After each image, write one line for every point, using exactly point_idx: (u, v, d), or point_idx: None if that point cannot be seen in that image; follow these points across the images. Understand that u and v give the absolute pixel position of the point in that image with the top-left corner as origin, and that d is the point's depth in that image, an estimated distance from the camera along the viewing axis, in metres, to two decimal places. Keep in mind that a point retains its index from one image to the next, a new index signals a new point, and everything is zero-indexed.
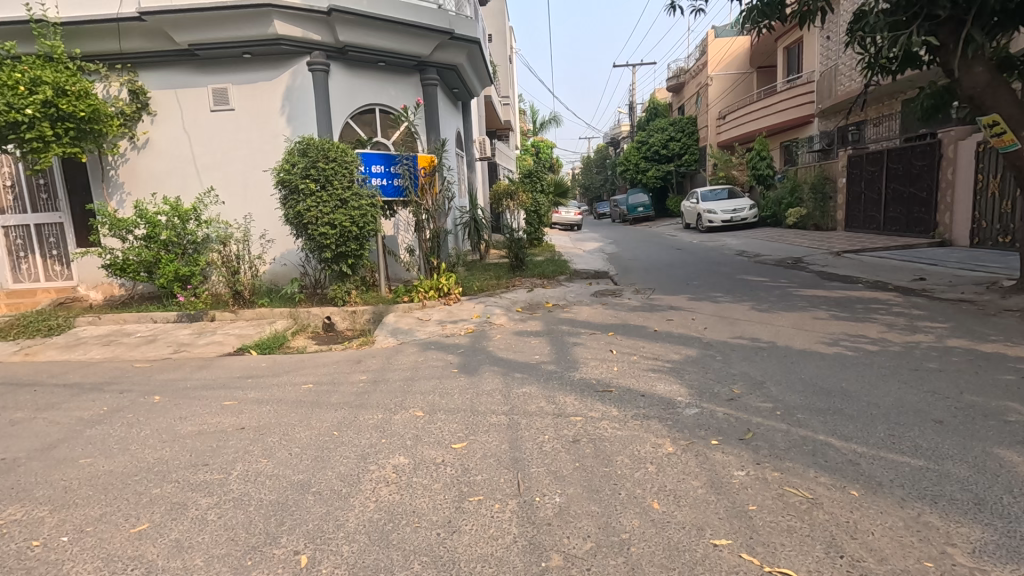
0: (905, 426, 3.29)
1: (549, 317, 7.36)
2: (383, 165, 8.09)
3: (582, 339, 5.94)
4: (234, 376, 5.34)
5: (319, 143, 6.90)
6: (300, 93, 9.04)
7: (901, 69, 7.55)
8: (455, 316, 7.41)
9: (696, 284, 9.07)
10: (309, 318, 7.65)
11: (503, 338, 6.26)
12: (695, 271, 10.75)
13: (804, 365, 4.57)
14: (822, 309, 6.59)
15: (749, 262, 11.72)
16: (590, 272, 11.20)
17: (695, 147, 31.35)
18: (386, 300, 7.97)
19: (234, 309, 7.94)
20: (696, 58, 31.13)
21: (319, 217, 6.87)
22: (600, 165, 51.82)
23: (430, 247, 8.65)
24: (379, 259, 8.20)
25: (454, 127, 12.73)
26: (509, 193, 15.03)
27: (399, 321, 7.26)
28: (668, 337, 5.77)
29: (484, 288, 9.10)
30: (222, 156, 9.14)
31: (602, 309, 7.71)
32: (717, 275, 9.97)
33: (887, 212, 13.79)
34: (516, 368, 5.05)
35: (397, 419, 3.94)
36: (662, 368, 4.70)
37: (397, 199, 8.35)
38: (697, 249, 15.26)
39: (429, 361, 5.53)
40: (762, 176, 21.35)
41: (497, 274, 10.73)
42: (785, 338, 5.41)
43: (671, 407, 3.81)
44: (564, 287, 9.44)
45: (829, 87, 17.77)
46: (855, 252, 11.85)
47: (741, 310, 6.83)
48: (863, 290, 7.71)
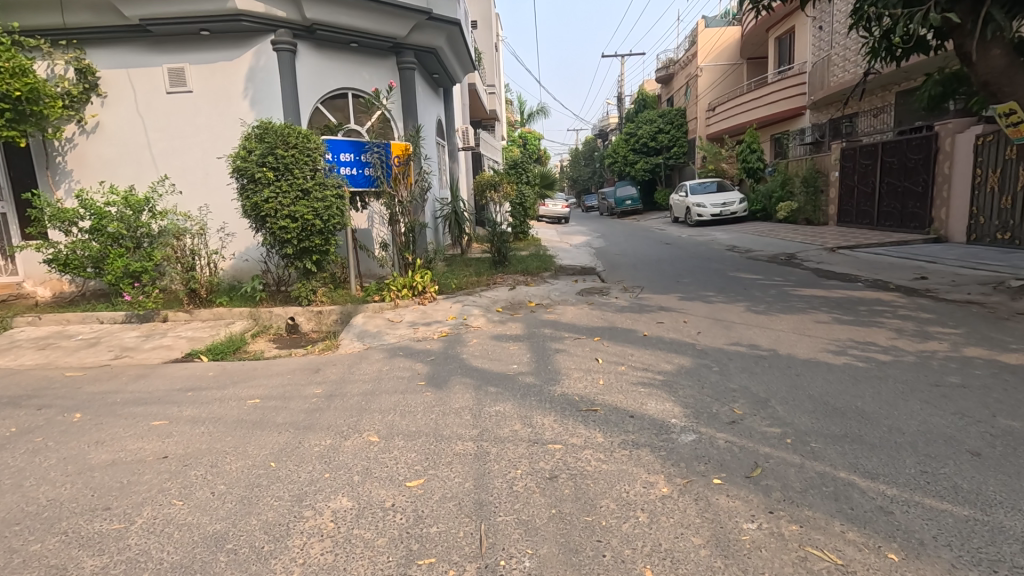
0: (938, 460, 2.81)
1: (530, 318, 6.82)
2: (352, 153, 7.47)
3: (566, 344, 5.42)
4: (174, 387, 4.74)
5: (279, 128, 6.26)
6: (264, 74, 8.37)
7: (907, 54, 7.07)
8: (429, 317, 6.84)
9: (687, 282, 8.59)
10: (271, 318, 7.05)
11: (479, 342, 5.71)
12: (686, 267, 10.27)
13: (811, 378, 4.09)
14: (823, 311, 6.12)
15: (741, 259, 11.26)
16: (576, 268, 10.67)
17: (684, 140, 30.92)
18: (355, 299, 7.36)
19: (188, 309, 7.30)
20: (685, 48, 30.61)
21: (278, 210, 6.25)
22: (587, 157, 51.31)
23: (404, 241, 8.07)
24: (349, 255, 7.59)
25: (434, 114, 12.12)
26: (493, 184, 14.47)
27: (368, 323, 6.68)
28: (659, 343, 5.27)
29: (463, 286, 8.53)
30: (179, 142, 8.45)
31: (588, 309, 7.19)
32: (708, 272, 9.49)
33: (881, 207, 13.42)
34: (490, 379, 4.51)
35: (347, 446, 3.39)
36: (652, 381, 4.21)
37: (368, 189, 7.74)
38: (687, 244, 14.79)
39: (395, 370, 4.97)
40: (752, 169, 20.92)
41: (478, 270, 10.16)
42: (786, 345, 4.93)
43: (664, 433, 3.31)
44: (549, 285, 8.89)
45: (821, 78, 17.34)
46: (850, 248, 11.45)
47: (736, 312, 6.34)
48: (863, 290, 7.27)
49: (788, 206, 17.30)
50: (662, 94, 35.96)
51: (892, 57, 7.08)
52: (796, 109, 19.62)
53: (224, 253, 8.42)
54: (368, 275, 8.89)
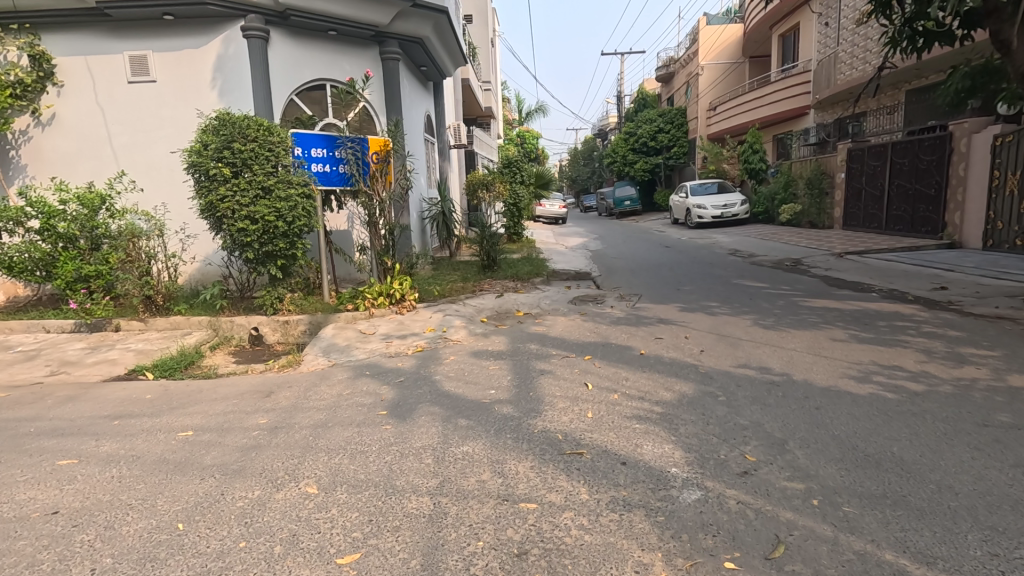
0: (1008, 536, 2.22)
1: (517, 331, 6.23)
2: (324, 149, 6.88)
3: (553, 364, 4.83)
4: (101, 413, 4.14)
5: (238, 120, 5.66)
6: (234, 63, 7.77)
7: (930, 45, 6.50)
8: (406, 329, 6.24)
9: (688, 290, 8.00)
10: (234, 329, 6.46)
11: (457, 360, 5.12)
12: (686, 273, 9.68)
13: (834, 412, 3.51)
14: (839, 327, 5.53)
15: (745, 264, 10.66)
16: (570, 273, 10.07)
17: (684, 140, 30.34)
18: (326, 308, 6.76)
19: (143, 318, 6.70)
20: (687, 46, 30.00)
21: (237, 210, 5.66)
22: (586, 157, 50.71)
23: (383, 245, 7.49)
24: (321, 259, 7.00)
25: (422, 110, 11.55)
26: (485, 184, 13.88)
27: (337, 335, 6.08)
28: (657, 363, 4.68)
29: (447, 293, 7.94)
30: (142, 136, 7.84)
31: (581, 321, 6.60)
32: (710, 279, 8.90)
33: (890, 210, 12.85)
34: (461, 408, 3.92)
35: (277, 500, 2.80)
36: (649, 414, 3.61)
37: (342, 188, 7.15)
38: (687, 247, 14.20)
39: (357, 394, 4.38)
40: (754, 170, 20.28)
41: (466, 275, 9.58)
42: (802, 369, 4.34)
43: (663, 488, 2.71)
44: (539, 292, 8.31)
45: (827, 76, 16.76)
46: (859, 254, 10.87)
47: (742, 327, 5.75)
48: (880, 302, 6.68)
49: (791, 208, 16.75)
50: (662, 93, 35.38)
51: (913, 48, 6.50)
52: (800, 108, 19.04)
53: (187, 256, 7.81)
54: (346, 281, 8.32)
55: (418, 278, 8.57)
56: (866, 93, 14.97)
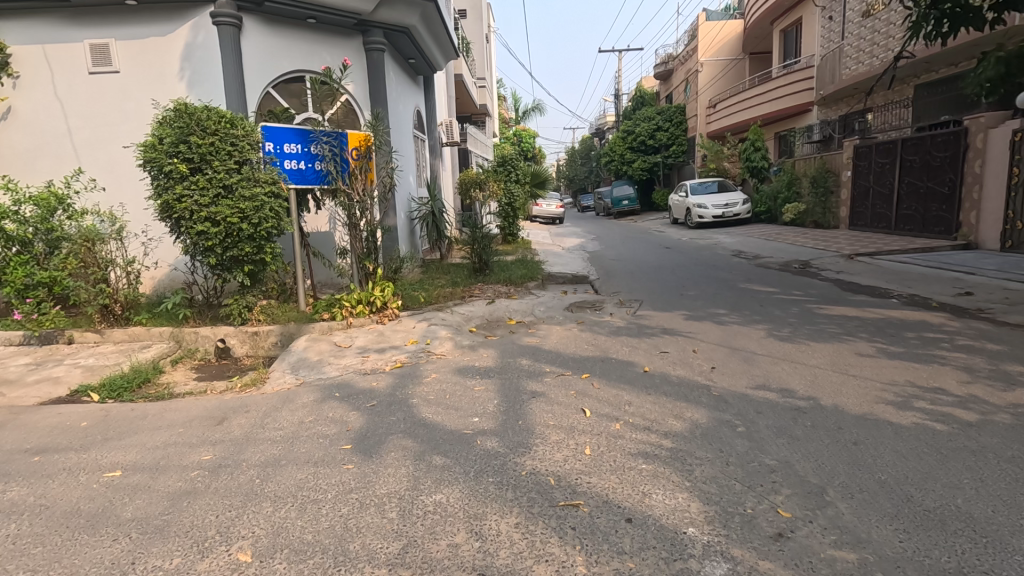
0: None
1: (508, 343, 5.69)
2: (298, 144, 6.34)
3: (545, 384, 4.28)
4: (23, 446, 3.58)
5: (197, 111, 5.09)
6: (204, 52, 7.21)
7: (956, 31, 6.00)
8: (386, 341, 5.68)
9: (692, 296, 7.47)
10: (198, 341, 5.90)
11: (439, 378, 4.57)
12: (689, 277, 9.15)
13: (876, 449, 2.97)
14: (863, 339, 5.00)
15: (750, 267, 10.14)
16: (566, 277, 9.53)
17: (684, 138, 29.81)
18: (300, 317, 6.20)
19: (98, 329, 6.12)
20: (686, 42, 29.48)
21: (195, 211, 5.10)
22: (584, 156, 50.11)
23: (364, 248, 6.95)
24: (295, 263, 6.45)
25: (411, 104, 11.01)
26: (478, 183, 13.31)
27: (309, 348, 5.53)
28: (662, 383, 4.14)
29: (435, 300, 7.38)
30: (104, 131, 7.27)
31: (578, 331, 6.06)
32: (715, 283, 8.37)
33: (900, 209, 12.34)
34: (438, 441, 3.37)
35: (199, 572, 2.25)
36: (657, 452, 3.07)
37: (319, 186, 6.58)
38: (689, 248, 13.67)
39: (322, 421, 3.83)
40: (756, 169, 19.71)
41: (455, 279, 9.03)
42: (829, 391, 3.81)
43: (680, 560, 2.16)
44: (533, 297, 7.78)
45: (832, 71, 16.25)
46: (870, 255, 10.36)
47: (755, 339, 5.21)
48: (902, 309, 6.16)
49: (795, 208, 16.15)
50: (661, 90, 34.85)
51: (939, 34, 5.97)
52: (804, 105, 18.54)
53: (148, 261, 7.17)
54: (326, 286, 7.76)
55: (403, 283, 8.00)
56: (880, 84, 14.38)
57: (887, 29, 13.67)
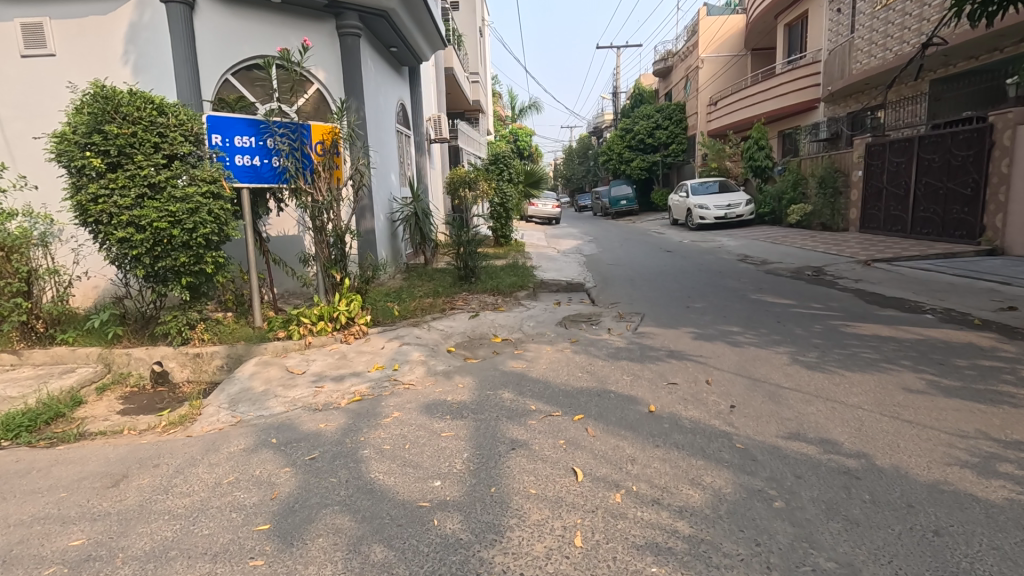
0: None
1: (489, 367, 4.90)
2: (251, 136, 5.54)
3: (529, 430, 3.50)
4: None
5: (118, 95, 4.28)
6: (151, 34, 6.41)
7: (1005, 8, 5.22)
8: (347, 367, 4.88)
9: (699, 310, 6.69)
10: (131, 365, 5.09)
11: (402, 419, 3.78)
12: (694, 286, 8.37)
13: (969, 545, 2.19)
14: (907, 368, 4.23)
15: (760, 274, 9.37)
16: (559, 284, 8.75)
17: (683, 137, 29.03)
18: (251, 337, 5.40)
19: (16, 350, 5.30)
20: (686, 38, 28.68)
21: (115, 214, 4.30)
22: (581, 155, 49.25)
23: (330, 256, 6.15)
24: (249, 274, 5.65)
25: (394, 98, 10.24)
26: (468, 182, 12.49)
27: (256, 376, 4.72)
28: (672, 430, 3.36)
29: (412, 312, 6.57)
30: (39, 122, 6.46)
31: (572, 352, 5.27)
32: (724, 293, 7.60)
33: (916, 211, 11.60)
34: (384, 520, 2.58)
35: None
36: (672, 546, 2.29)
37: (278, 185, 5.79)
38: (691, 252, 12.89)
39: (245, 481, 3.04)
40: (759, 168, 18.91)
41: (438, 287, 8.23)
42: (882, 446, 3.03)
43: None
44: (522, 310, 6.99)
45: (840, 66, 15.50)
46: (887, 261, 9.60)
47: (778, 367, 4.43)
48: (941, 328, 5.39)
49: (800, 210, 15.58)
50: (660, 88, 34.07)
51: (986, 12, 5.19)
52: (810, 102, 17.80)
53: (77, 271, 6.14)
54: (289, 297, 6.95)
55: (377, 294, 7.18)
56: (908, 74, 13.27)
57: (901, 21, 12.92)
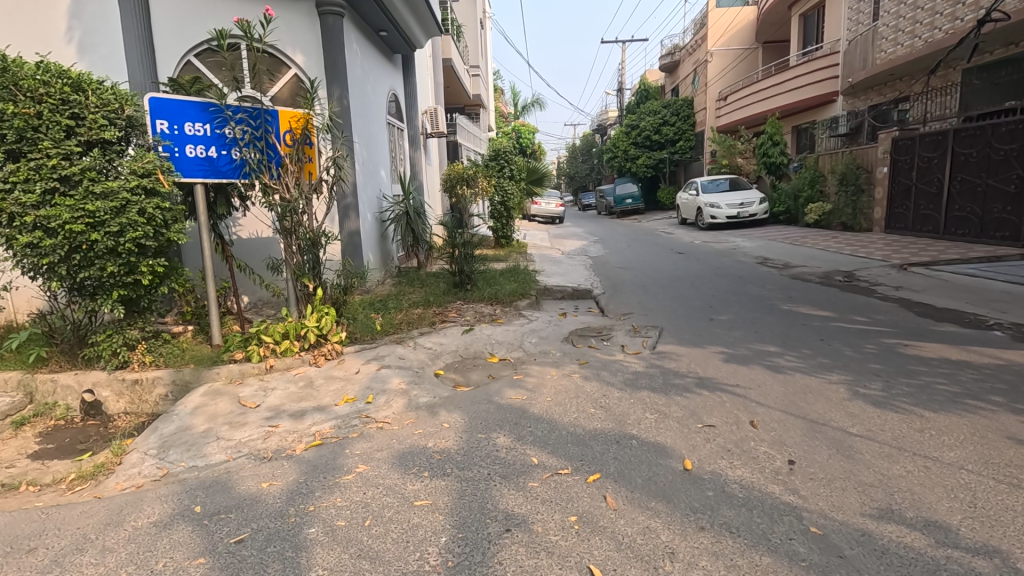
0: None
1: (483, 398, 4.09)
2: (205, 123, 4.70)
3: (531, 498, 2.68)
4: None
5: (18, 67, 3.50)
6: (99, 7, 5.60)
7: None
8: (312, 398, 4.06)
9: (726, 324, 5.85)
10: (55, 395, 4.27)
11: (369, 477, 2.97)
12: (714, 293, 7.54)
13: None
14: (1000, 406, 3.41)
15: (785, 279, 8.53)
16: (564, 292, 7.97)
17: (691, 133, 28.16)
18: (202, 358, 4.57)
19: None
20: (694, 32, 27.79)
21: (18, 215, 3.53)
22: (585, 153, 48.45)
23: (300, 262, 5.34)
24: (205, 286, 4.85)
25: (385, 87, 9.44)
26: (466, 179, 11.68)
27: (200, 410, 3.90)
28: (719, 503, 2.54)
29: (397, 326, 5.73)
30: None
31: (581, 379, 4.44)
32: (750, 302, 6.78)
33: (950, 210, 10.78)
34: None
35: None
36: None
37: (238, 181, 4.96)
38: (705, 254, 12.05)
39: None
40: (774, 165, 17.99)
41: (429, 295, 7.42)
42: (1016, 536, 2.21)
43: None
44: (522, 322, 6.18)
45: (862, 56, 14.61)
46: (925, 266, 8.74)
47: (837, 404, 3.60)
48: (1019, 348, 4.56)
49: (819, 209, 14.79)
50: (666, 83, 33.15)
51: None
52: (827, 95, 16.91)
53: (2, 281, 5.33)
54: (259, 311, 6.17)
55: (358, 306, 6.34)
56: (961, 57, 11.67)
57: (931, 6, 12.03)
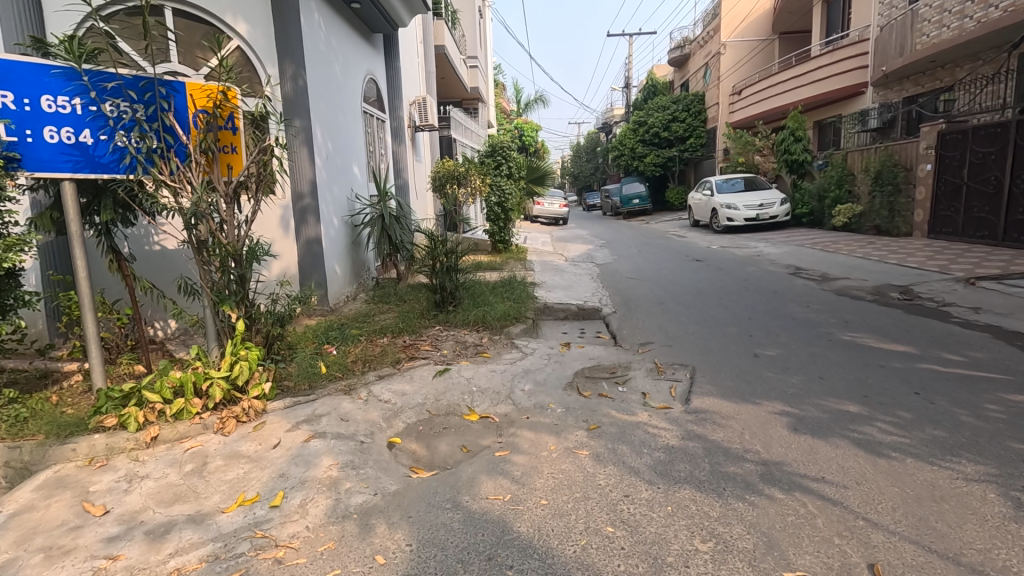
0: None
1: (448, 498, 2.77)
2: (72, 97, 3.36)
3: None
4: None
5: None
6: None
7: None
8: (192, 499, 2.74)
9: (777, 364, 4.48)
10: None
11: None
12: (750, 315, 6.20)
13: None
14: None
15: (830, 296, 7.20)
16: (568, 310, 6.82)
17: (702, 130, 26.78)
18: (59, 426, 3.31)
19: None
20: (705, 23, 26.40)
21: None
22: (590, 152, 47.09)
23: (218, 286, 4.04)
24: (79, 320, 3.60)
25: (360, 70, 8.14)
26: (457, 177, 10.46)
27: (17, 521, 2.59)
28: None
29: (352, 368, 4.39)
30: None
31: (590, 460, 3.12)
32: (799, 330, 5.44)
33: (1013, 214, 9.47)
34: None
35: None
36: None
37: (126, 177, 3.60)
38: (727, 262, 10.71)
39: None
40: (796, 163, 16.54)
41: (402, 317, 6.08)
42: None
43: None
44: (514, 357, 4.89)
45: (898, 42, 13.19)
46: (996, 279, 7.37)
47: (1001, 531, 2.26)
48: None
49: (849, 211, 13.51)
50: (675, 78, 31.77)
51: None
52: (855, 87, 15.49)
53: None
54: (180, 348, 4.90)
55: (302, 339, 5.00)
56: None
57: None
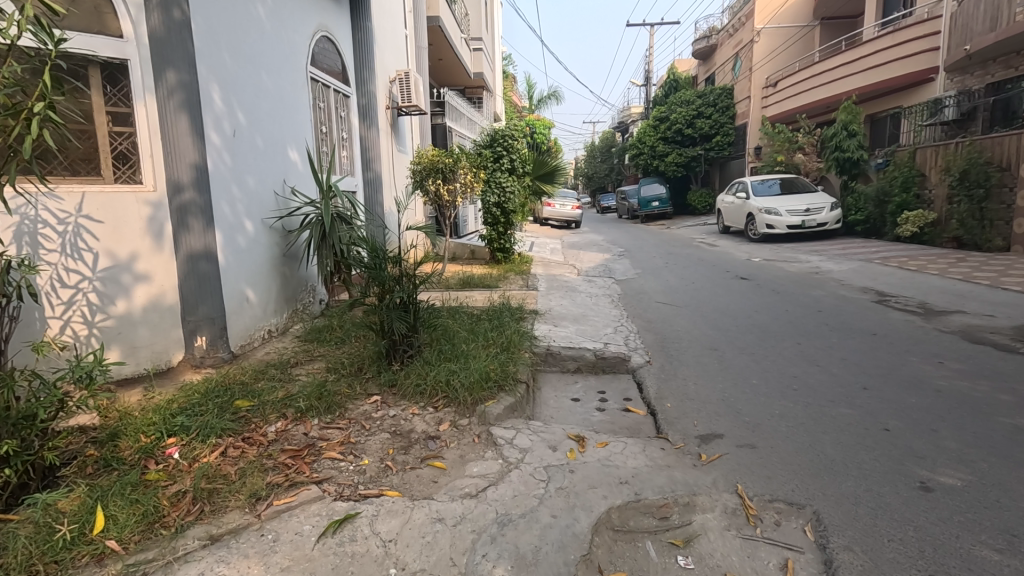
0: None
1: None
2: None
3: None
4: None
5: None
6: None
7: None
8: None
9: (987, 520, 2.33)
10: None
11: None
12: (865, 383, 3.99)
13: None
14: None
15: (959, 343, 5.01)
16: (580, 360, 4.75)
17: (730, 126, 24.26)
18: None
19: None
20: (735, 10, 24.13)
21: None
22: (605, 152, 45.05)
23: None
24: None
25: (307, 22, 6.08)
26: (442, 170, 8.38)
27: None
28: None
29: (164, 516, 2.27)
30: None
31: None
32: (971, 424, 3.25)
33: None
34: None
35: None
36: None
37: None
38: (783, 282, 8.48)
39: None
40: (849, 162, 14.15)
41: (324, 379, 3.91)
42: None
43: None
44: (480, 479, 2.75)
45: (988, 15, 10.89)
46: None
47: None
48: None
49: (919, 219, 11.32)
50: (699, 72, 29.53)
51: None
52: (922, 73, 13.22)
53: None
54: None
55: (116, 440, 2.92)
56: None
57: None
